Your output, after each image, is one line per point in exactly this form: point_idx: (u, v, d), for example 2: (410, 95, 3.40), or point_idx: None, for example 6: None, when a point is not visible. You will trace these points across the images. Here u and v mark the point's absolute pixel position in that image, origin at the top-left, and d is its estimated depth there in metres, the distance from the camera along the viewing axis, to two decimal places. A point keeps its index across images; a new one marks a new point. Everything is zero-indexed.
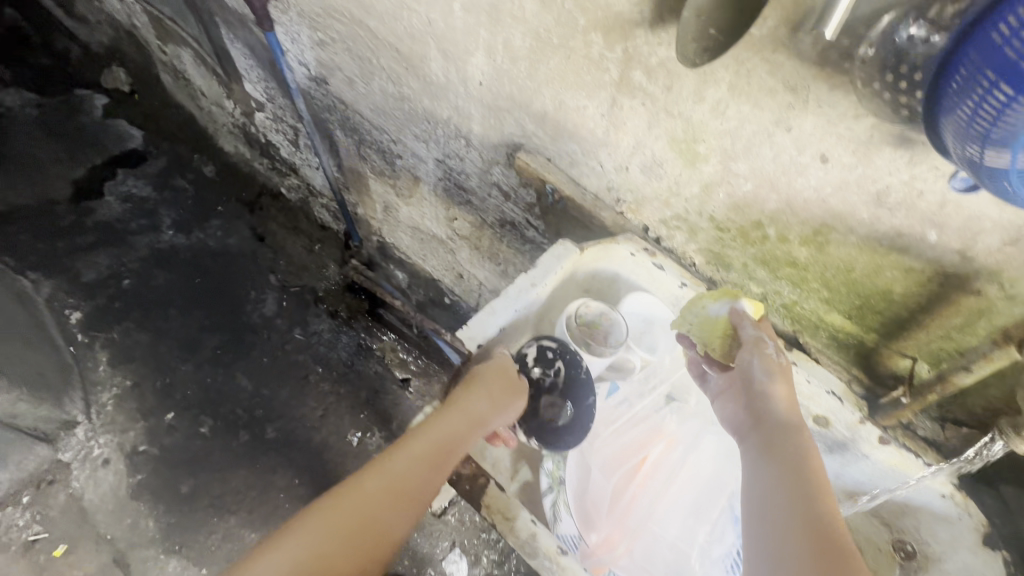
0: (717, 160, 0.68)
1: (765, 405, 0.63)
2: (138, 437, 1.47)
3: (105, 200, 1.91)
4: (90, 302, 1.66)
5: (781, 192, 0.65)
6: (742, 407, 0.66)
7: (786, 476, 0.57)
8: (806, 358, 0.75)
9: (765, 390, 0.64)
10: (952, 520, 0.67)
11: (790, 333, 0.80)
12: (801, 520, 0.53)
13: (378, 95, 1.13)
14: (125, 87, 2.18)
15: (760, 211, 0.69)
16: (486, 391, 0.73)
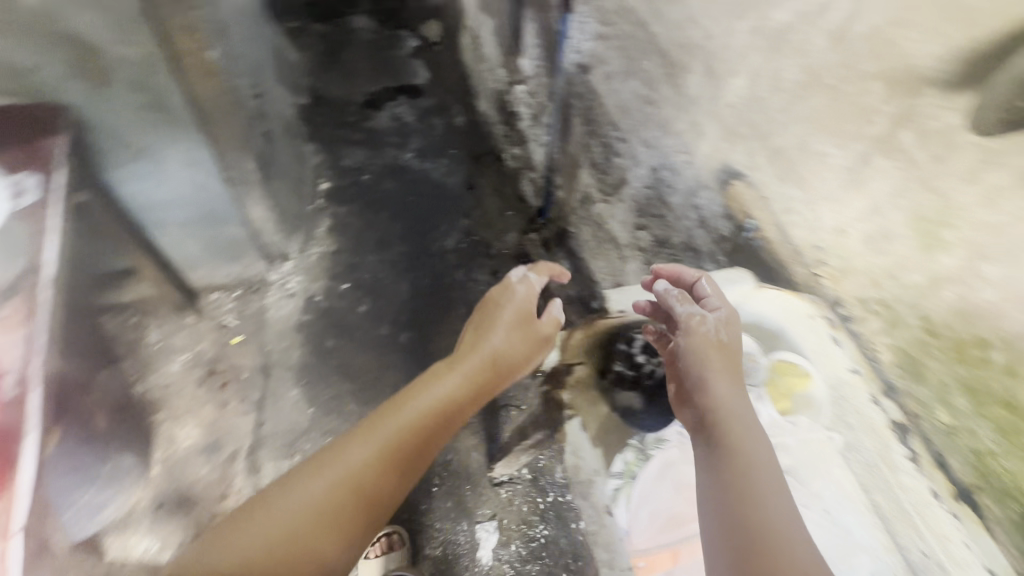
0: (960, 253, 0.67)
1: (687, 403, 0.90)
2: (319, 289, 1.81)
3: (382, 113, 2.37)
4: (338, 180, 2.09)
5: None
6: (695, 403, 0.87)
7: (726, 469, 0.76)
8: (976, 522, 0.75)
9: (714, 394, 0.85)
10: None
11: (966, 487, 0.76)
12: (741, 520, 0.70)
13: (628, 94, 1.21)
14: (432, 38, 2.67)
15: (994, 326, 0.65)
16: (501, 334, 1.10)
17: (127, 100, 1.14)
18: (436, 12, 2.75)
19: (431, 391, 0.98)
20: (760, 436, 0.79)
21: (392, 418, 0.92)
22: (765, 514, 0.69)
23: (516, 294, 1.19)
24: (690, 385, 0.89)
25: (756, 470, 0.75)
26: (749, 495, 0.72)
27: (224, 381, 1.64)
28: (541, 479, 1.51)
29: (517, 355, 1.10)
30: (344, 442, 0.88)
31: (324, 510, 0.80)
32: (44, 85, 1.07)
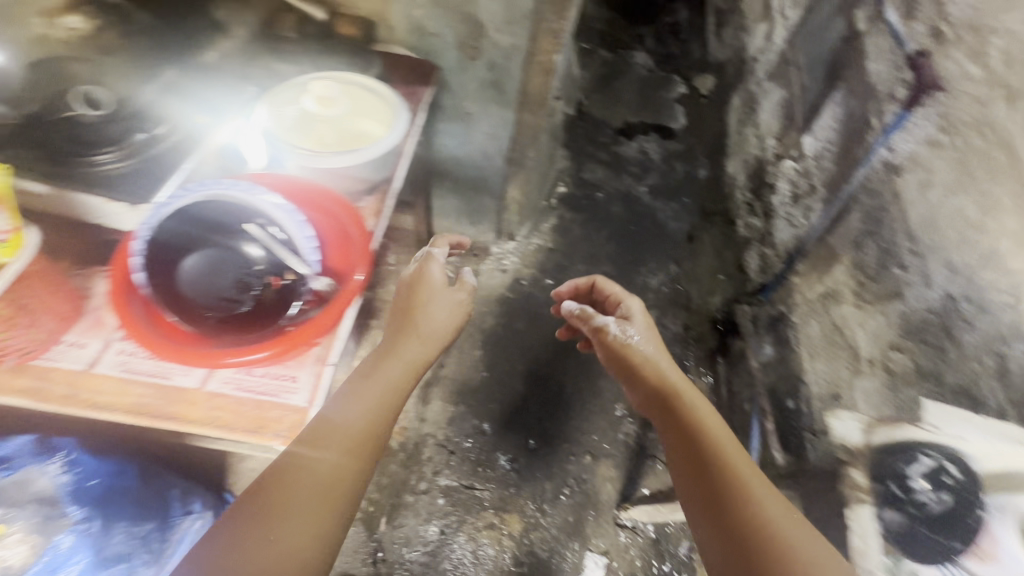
0: None
1: (632, 384, 1.06)
2: (526, 275, 1.94)
3: (631, 143, 2.48)
4: (574, 188, 2.24)
5: None
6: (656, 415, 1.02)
7: (683, 438, 0.94)
8: None
9: (643, 383, 1.04)
10: None
11: None
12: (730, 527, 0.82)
13: (947, 211, 1.10)
14: (701, 91, 2.73)
15: None
16: (440, 305, 0.97)
17: (480, 74, 1.38)
18: (713, 69, 2.80)
19: (371, 379, 0.87)
20: (684, 390, 1.00)
21: (335, 409, 0.82)
22: (726, 469, 0.87)
23: (436, 275, 1.00)
24: (635, 380, 1.05)
25: (708, 432, 0.93)
26: (710, 458, 0.89)
27: None
28: (664, 544, 1.48)
29: (444, 330, 0.96)
30: (296, 452, 0.77)
31: (322, 504, 0.74)
32: (434, 46, 1.34)
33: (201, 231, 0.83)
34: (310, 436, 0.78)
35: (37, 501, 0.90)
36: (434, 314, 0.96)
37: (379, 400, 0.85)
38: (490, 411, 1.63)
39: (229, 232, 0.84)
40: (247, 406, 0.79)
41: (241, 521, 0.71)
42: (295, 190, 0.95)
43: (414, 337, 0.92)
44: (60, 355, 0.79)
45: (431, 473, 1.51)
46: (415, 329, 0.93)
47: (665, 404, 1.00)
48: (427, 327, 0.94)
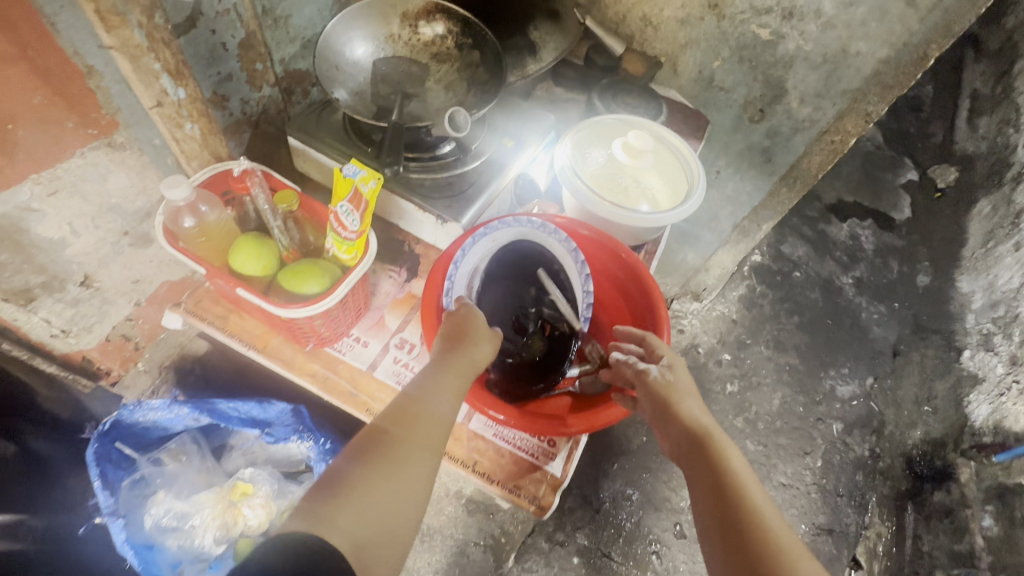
0: None
1: (662, 427, 0.73)
2: (704, 342, 1.79)
3: (842, 225, 2.21)
4: (769, 259, 2.04)
5: None
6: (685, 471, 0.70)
7: (711, 499, 0.64)
8: None
9: (667, 422, 0.72)
10: None
11: None
12: None
13: None
14: (937, 185, 2.37)
15: None
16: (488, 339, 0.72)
17: (753, 138, 1.27)
18: (958, 159, 2.40)
19: (443, 369, 0.68)
20: (709, 436, 0.69)
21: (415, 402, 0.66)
22: (759, 538, 0.60)
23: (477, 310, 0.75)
24: (657, 424, 0.73)
25: (748, 491, 0.64)
26: (743, 529, 0.61)
27: None
28: None
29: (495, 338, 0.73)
30: (381, 437, 0.63)
31: (413, 482, 0.61)
32: (715, 98, 1.26)
33: (506, 269, 0.82)
34: (391, 423, 0.64)
35: (273, 463, 0.92)
36: (481, 337, 0.71)
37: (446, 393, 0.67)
38: (640, 479, 1.51)
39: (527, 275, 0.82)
40: (506, 459, 0.80)
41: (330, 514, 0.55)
42: (598, 234, 0.90)
43: (468, 350, 0.70)
44: (347, 349, 0.83)
45: (571, 528, 1.43)
46: (466, 348, 0.70)
47: (700, 453, 0.68)
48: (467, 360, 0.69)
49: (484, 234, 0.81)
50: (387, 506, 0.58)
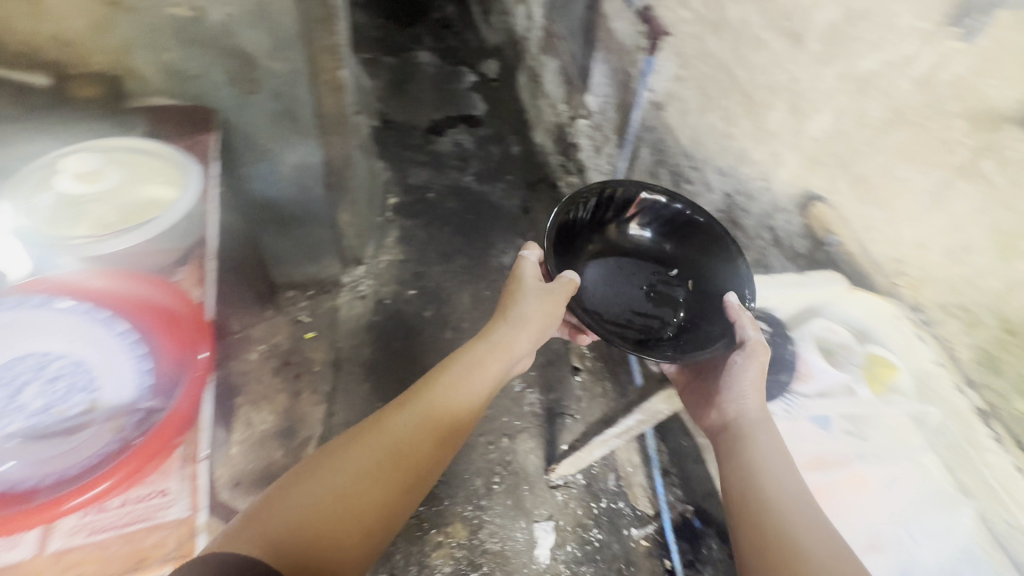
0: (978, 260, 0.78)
1: (704, 406, 0.88)
2: (388, 292, 1.94)
3: (443, 139, 2.53)
4: (404, 196, 2.25)
5: (925, 267, 0.86)
6: (732, 447, 0.81)
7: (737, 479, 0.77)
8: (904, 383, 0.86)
9: (742, 387, 0.82)
10: None
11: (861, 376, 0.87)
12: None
13: (704, 128, 1.35)
14: (490, 75, 2.86)
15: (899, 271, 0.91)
16: (495, 354, 0.96)
17: (267, 106, 1.29)
18: (493, 51, 2.98)
19: (438, 387, 0.89)
20: (772, 436, 0.78)
21: (410, 413, 0.83)
22: (757, 511, 0.73)
23: (519, 308, 0.99)
24: (717, 379, 0.86)
25: (785, 481, 0.74)
26: (762, 509, 0.72)
27: (297, 374, 1.70)
28: (595, 485, 1.59)
29: (494, 353, 0.97)
30: (370, 430, 0.80)
31: (376, 478, 0.75)
32: (200, 86, 1.21)
33: (624, 239, 1.13)
34: (377, 423, 0.81)
35: None
36: (489, 344, 0.98)
37: (442, 407, 0.86)
38: None
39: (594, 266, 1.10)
40: (113, 547, 0.64)
41: (292, 491, 0.70)
42: (58, 286, 0.79)
43: (465, 364, 0.94)
44: None
45: None
46: (468, 365, 0.94)
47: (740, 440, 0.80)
48: (489, 376, 0.94)
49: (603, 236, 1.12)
50: (352, 488, 0.72)
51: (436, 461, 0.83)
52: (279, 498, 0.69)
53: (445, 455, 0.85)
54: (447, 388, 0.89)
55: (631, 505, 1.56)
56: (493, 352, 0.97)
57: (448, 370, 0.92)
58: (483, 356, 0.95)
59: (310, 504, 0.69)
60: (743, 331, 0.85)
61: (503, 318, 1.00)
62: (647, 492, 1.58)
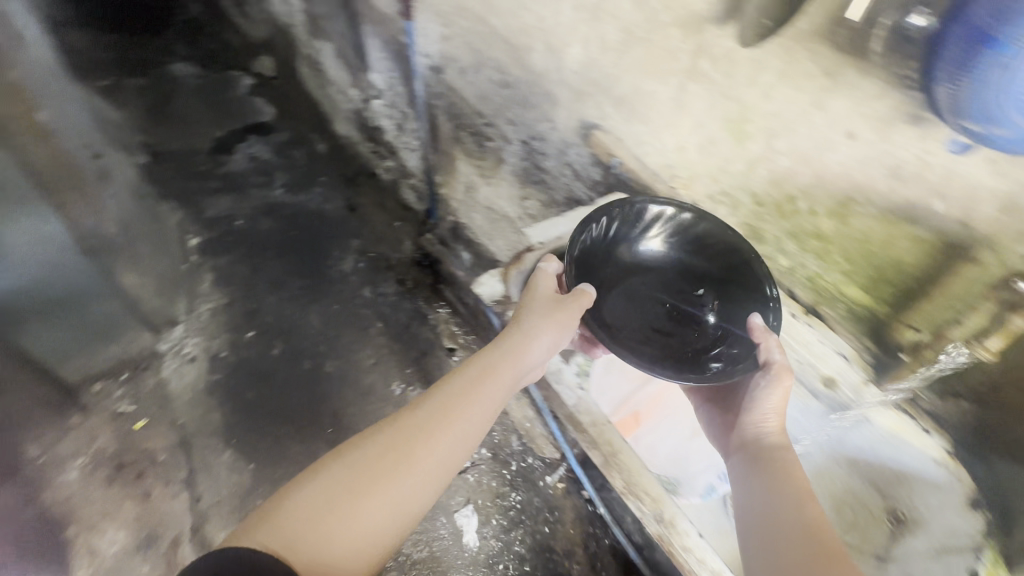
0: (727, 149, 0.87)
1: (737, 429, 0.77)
2: (222, 344, 1.70)
3: (234, 156, 2.20)
4: (206, 232, 1.94)
5: (689, 167, 0.95)
6: (738, 450, 0.77)
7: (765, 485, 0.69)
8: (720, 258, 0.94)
9: (763, 409, 0.75)
10: (942, 485, 0.76)
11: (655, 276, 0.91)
12: None
13: (484, 83, 1.34)
14: (268, 75, 2.49)
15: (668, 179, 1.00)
16: (519, 352, 0.78)
17: None
18: (262, 47, 2.57)
19: (466, 394, 0.74)
20: (793, 459, 0.72)
21: (441, 422, 0.70)
22: (770, 536, 0.63)
23: (533, 300, 0.82)
24: (744, 400, 0.77)
25: (805, 497, 0.66)
26: (778, 514, 0.65)
27: (138, 473, 1.46)
28: (501, 453, 1.60)
29: (519, 351, 0.78)
30: (393, 437, 0.68)
31: (396, 498, 0.65)
32: None
33: (636, 258, 0.91)
34: (403, 428, 0.69)
35: None
36: (523, 342, 0.78)
37: (465, 419, 0.72)
38: None
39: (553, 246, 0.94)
40: None
41: (303, 506, 0.61)
42: None
43: (487, 366, 0.77)
44: None
45: None
46: (498, 366, 0.77)
47: (765, 461, 0.72)
48: (496, 392, 0.76)
49: (615, 247, 0.89)
50: (369, 509, 0.63)
51: (428, 488, 0.67)
52: (293, 524, 0.59)
53: (441, 482, 0.69)
54: (469, 399, 0.74)
55: (539, 456, 1.59)
56: (510, 355, 0.78)
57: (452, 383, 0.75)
58: (491, 369, 0.77)
59: (324, 532, 0.60)
60: (767, 353, 0.75)
61: (519, 327, 0.80)
62: (549, 440, 1.57)
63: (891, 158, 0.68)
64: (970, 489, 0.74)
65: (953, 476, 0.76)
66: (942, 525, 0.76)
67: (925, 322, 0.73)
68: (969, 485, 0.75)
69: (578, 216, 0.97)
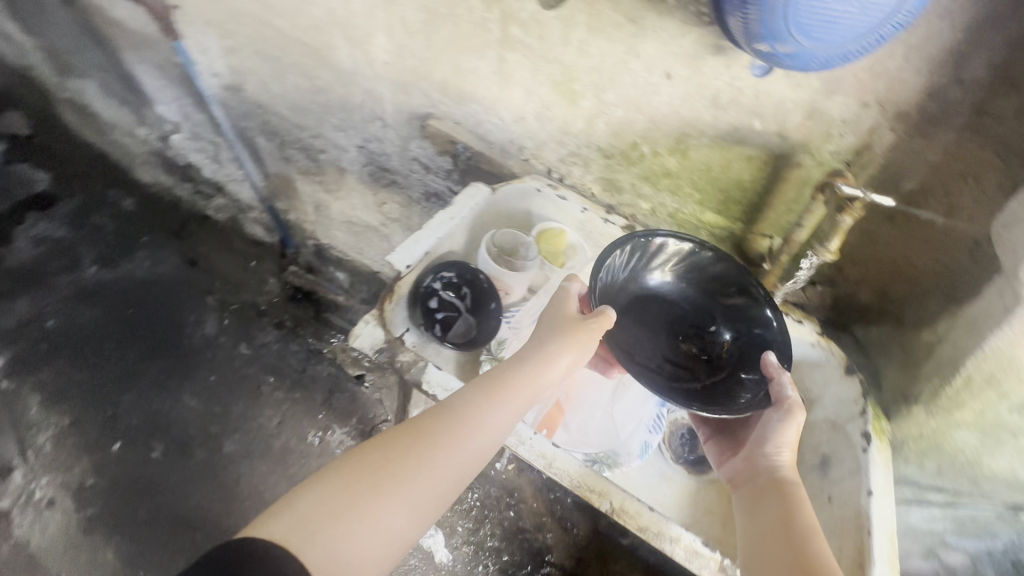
0: (563, 111, 0.85)
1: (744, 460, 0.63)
2: (85, 471, 1.44)
3: (14, 246, 1.77)
4: (11, 349, 1.58)
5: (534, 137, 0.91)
6: (739, 484, 0.63)
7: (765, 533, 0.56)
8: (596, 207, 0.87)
9: (773, 442, 0.62)
10: (822, 362, 0.76)
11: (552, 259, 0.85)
12: None
13: (293, 92, 1.19)
14: (22, 133, 1.96)
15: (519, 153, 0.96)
16: (552, 352, 0.64)
17: None
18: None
19: (493, 391, 0.60)
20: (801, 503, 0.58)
21: (474, 425, 0.58)
22: None
23: (563, 308, 0.68)
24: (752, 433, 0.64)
25: (811, 533, 0.54)
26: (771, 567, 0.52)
27: None
28: None
29: (550, 357, 0.64)
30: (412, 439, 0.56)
31: (407, 519, 0.52)
32: None
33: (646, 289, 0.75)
34: (427, 427, 0.57)
35: None
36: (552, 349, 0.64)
37: (492, 425, 0.59)
38: None
39: (428, 261, 0.76)
40: None
41: (314, 513, 0.50)
42: None
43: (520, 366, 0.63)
44: None
45: None
46: (536, 366, 0.63)
47: (770, 495, 0.59)
48: (498, 420, 0.59)
49: (626, 272, 0.74)
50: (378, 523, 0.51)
51: (400, 534, 0.52)
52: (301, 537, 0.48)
53: (419, 526, 0.53)
54: (497, 402, 0.60)
55: None
56: (536, 362, 0.64)
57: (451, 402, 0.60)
58: (497, 388, 0.60)
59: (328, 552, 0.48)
60: (778, 388, 0.63)
61: (537, 343, 0.65)
62: None
63: (707, 89, 0.70)
64: (842, 359, 0.74)
65: (827, 352, 0.76)
66: (832, 398, 0.75)
67: (773, 228, 0.80)
68: (842, 356, 0.75)
69: (439, 222, 0.77)
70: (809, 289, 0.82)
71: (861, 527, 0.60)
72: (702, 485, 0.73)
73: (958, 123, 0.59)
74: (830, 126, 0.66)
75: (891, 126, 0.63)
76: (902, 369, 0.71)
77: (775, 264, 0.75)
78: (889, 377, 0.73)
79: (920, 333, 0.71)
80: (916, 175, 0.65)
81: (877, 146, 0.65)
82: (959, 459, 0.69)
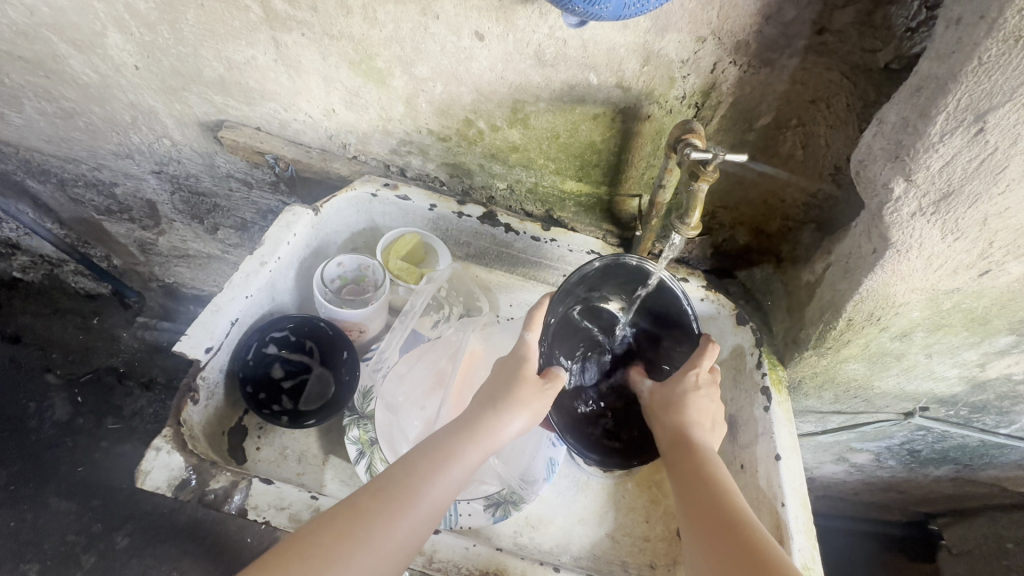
0: (374, 95, 0.69)
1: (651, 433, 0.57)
2: None
3: None
4: None
5: (354, 131, 0.75)
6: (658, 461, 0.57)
7: (692, 502, 0.49)
8: (444, 198, 0.72)
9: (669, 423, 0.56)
10: (715, 316, 0.69)
11: (416, 277, 0.71)
12: None
13: (39, 121, 0.91)
14: None
15: (343, 153, 0.80)
16: (511, 400, 0.50)
17: None
18: None
19: (443, 452, 0.47)
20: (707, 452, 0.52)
21: (414, 494, 0.45)
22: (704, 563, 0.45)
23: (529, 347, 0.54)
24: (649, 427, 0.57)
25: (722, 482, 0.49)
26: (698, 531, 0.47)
27: None
28: None
29: (511, 407, 0.49)
30: (342, 515, 0.43)
31: None
32: None
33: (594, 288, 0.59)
34: (362, 498, 0.44)
35: None
36: (513, 394, 0.50)
37: (432, 499, 0.45)
38: None
39: (242, 329, 0.62)
40: None
41: None
42: None
43: (478, 419, 0.49)
44: None
45: None
46: (494, 415, 0.49)
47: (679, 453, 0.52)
48: (429, 502, 0.45)
49: (580, 295, 0.59)
50: None
51: None
52: None
53: None
54: (444, 466, 0.46)
55: None
56: (495, 410, 0.49)
57: (375, 486, 0.45)
58: (430, 462, 0.46)
59: None
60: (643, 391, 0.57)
61: (484, 399, 0.51)
62: None
63: (529, 46, 0.58)
64: (734, 309, 0.68)
65: (717, 305, 0.69)
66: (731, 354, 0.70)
67: (640, 186, 0.70)
68: (732, 305, 0.68)
69: (240, 279, 0.61)
70: (691, 242, 0.73)
71: (774, 500, 0.58)
72: (619, 480, 0.68)
73: (800, 45, 0.52)
74: (671, 69, 0.57)
75: (733, 60, 0.55)
76: (787, 313, 0.67)
77: (646, 229, 0.66)
78: (778, 323, 0.69)
79: (800, 273, 0.66)
80: (769, 108, 0.58)
81: (723, 84, 0.57)
82: (854, 383, 0.68)
